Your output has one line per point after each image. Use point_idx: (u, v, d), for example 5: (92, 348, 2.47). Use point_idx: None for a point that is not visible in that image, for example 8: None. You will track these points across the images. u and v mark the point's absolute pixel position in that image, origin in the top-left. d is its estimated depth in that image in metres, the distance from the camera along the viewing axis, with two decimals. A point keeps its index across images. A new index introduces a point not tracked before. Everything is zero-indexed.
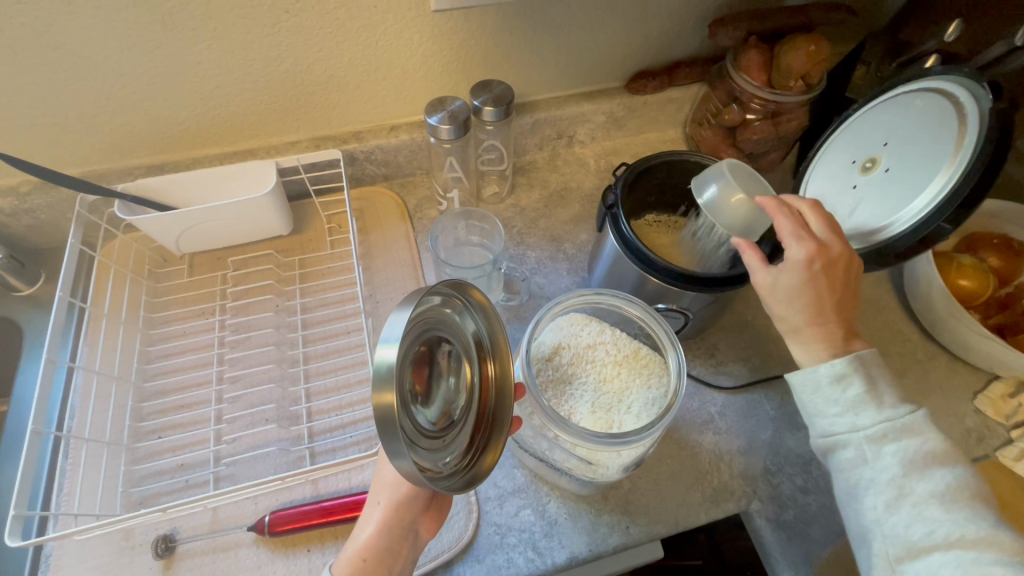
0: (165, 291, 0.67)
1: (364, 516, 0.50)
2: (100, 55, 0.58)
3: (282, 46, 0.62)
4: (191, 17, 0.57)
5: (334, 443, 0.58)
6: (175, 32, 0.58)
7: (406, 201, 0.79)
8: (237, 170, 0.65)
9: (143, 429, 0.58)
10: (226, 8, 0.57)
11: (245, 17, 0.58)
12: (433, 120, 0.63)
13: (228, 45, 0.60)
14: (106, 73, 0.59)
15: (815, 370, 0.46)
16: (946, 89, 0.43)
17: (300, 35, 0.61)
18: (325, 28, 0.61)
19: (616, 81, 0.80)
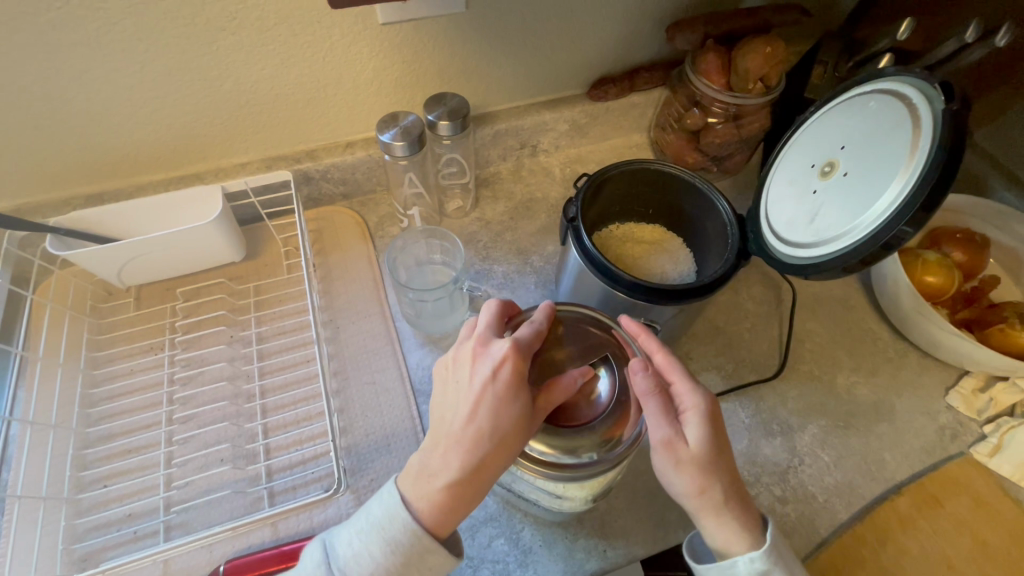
0: (110, 327, 0.63)
1: (453, 457, 0.40)
2: (23, 83, 0.54)
3: (221, 66, 0.59)
4: (119, 39, 0.54)
5: (294, 481, 0.55)
6: (104, 56, 0.54)
7: (367, 220, 0.76)
8: (180, 197, 0.62)
9: (85, 479, 0.54)
10: (156, 29, 0.54)
11: (177, 38, 0.55)
12: (386, 137, 0.60)
13: (160, 67, 0.57)
14: (29, 101, 0.56)
15: (734, 566, 0.41)
16: (899, 91, 0.43)
17: (241, 53, 0.58)
18: (266, 47, 0.58)
19: (577, 88, 0.78)
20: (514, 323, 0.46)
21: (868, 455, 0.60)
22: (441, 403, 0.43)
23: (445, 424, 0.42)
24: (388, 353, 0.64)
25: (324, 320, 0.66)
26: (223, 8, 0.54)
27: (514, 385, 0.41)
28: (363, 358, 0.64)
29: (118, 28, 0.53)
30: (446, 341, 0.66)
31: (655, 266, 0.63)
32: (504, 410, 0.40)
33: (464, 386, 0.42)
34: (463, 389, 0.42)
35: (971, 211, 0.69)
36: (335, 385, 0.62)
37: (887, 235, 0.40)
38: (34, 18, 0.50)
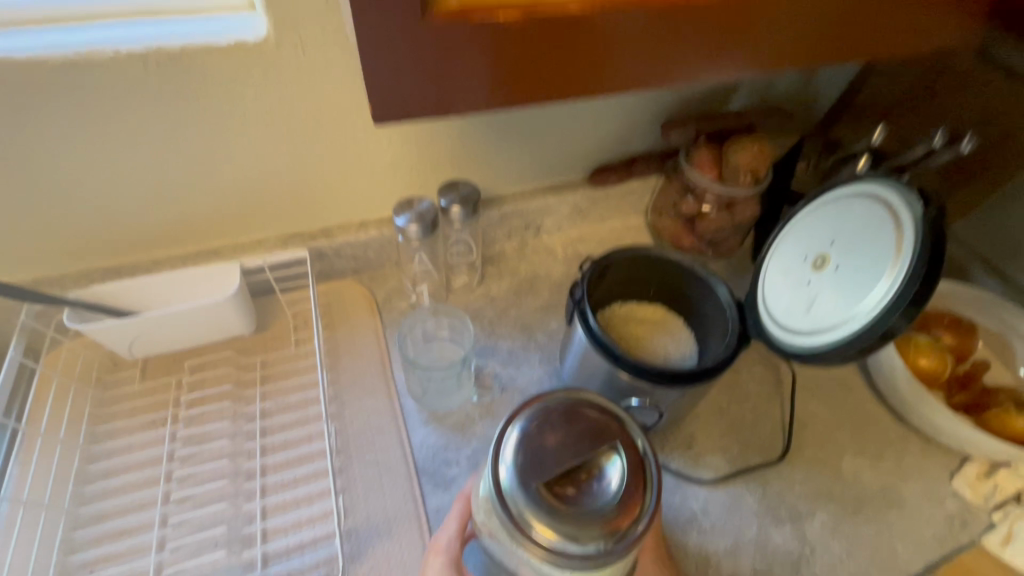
0: (113, 400, 0.63)
1: None
2: (64, 168, 0.58)
3: (251, 153, 0.63)
4: (159, 131, 0.58)
5: (290, 568, 0.53)
6: (144, 145, 0.58)
7: (375, 294, 0.78)
8: (198, 272, 0.64)
9: (72, 563, 0.52)
10: (196, 122, 0.58)
11: (215, 130, 0.59)
12: (401, 221, 0.64)
13: (195, 153, 0.61)
14: (67, 181, 0.59)
15: None
16: (880, 195, 0.47)
17: (270, 143, 0.63)
18: (294, 137, 0.63)
19: (579, 175, 0.84)
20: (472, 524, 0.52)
21: (880, 545, 0.59)
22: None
23: None
24: (392, 430, 0.64)
25: (330, 395, 0.66)
26: (260, 105, 0.59)
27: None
28: (367, 435, 0.63)
29: (161, 121, 0.57)
30: (451, 419, 0.66)
31: (657, 346, 0.64)
32: None
33: None
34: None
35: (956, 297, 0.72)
36: (338, 464, 0.61)
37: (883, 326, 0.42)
38: (85, 112, 0.54)
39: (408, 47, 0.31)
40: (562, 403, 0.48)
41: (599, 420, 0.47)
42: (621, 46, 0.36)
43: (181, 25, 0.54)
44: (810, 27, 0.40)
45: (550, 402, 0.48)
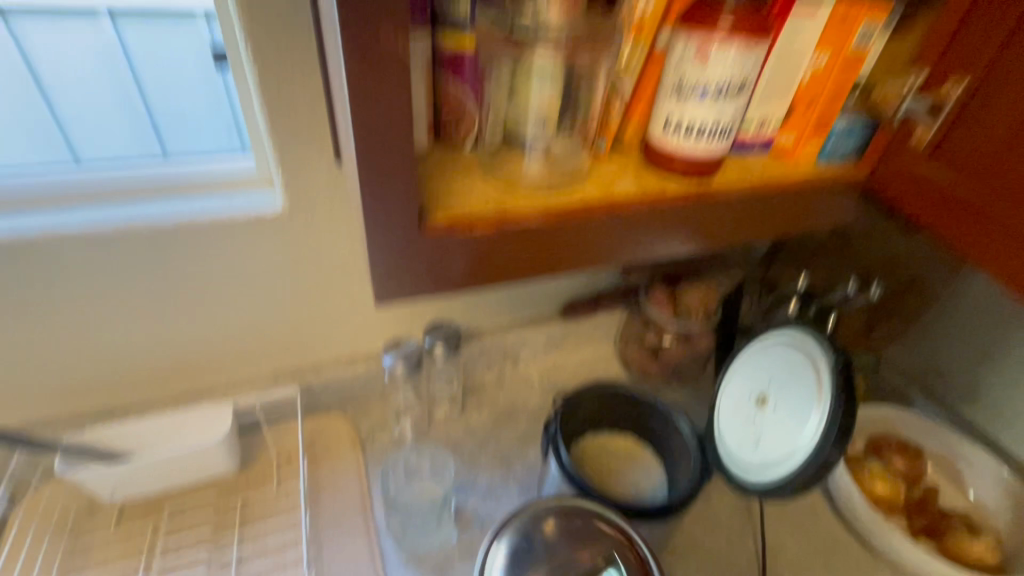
0: (85, 548, 0.62)
1: None
2: (80, 320, 0.63)
3: (255, 303, 0.69)
4: (174, 286, 0.64)
5: None
6: (158, 299, 0.65)
7: (359, 427, 0.81)
8: (191, 414, 0.67)
9: None
10: (208, 279, 0.65)
11: (225, 285, 0.66)
12: (389, 360, 0.70)
13: (203, 305, 0.67)
14: (80, 331, 0.64)
15: None
16: (800, 343, 0.55)
17: (273, 294, 0.70)
18: (296, 289, 0.70)
19: (551, 311, 0.92)
20: None
21: None
22: None
23: None
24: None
25: (309, 536, 0.66)
26: (268, 266, 0.67)
27: None
28: None
29: (176, 279, 0.64)
30: (430, 560, 0.66)
31: (629, 479, 0.68)
32: None
33: None
34: None
35: (900, 421, 0.79)
36: None
37: (818, 462, 0.48)
38: (110, 274, 0.61)
39: (406, 249, 0.39)
40: (545, 524, 0.53)
41: (585, 537, 0.52)
42: (576, 235, 0.45)
43: (207, 200, 0.62)
44: (721, 219, 0.51)
45: (539, 509, 0.55)
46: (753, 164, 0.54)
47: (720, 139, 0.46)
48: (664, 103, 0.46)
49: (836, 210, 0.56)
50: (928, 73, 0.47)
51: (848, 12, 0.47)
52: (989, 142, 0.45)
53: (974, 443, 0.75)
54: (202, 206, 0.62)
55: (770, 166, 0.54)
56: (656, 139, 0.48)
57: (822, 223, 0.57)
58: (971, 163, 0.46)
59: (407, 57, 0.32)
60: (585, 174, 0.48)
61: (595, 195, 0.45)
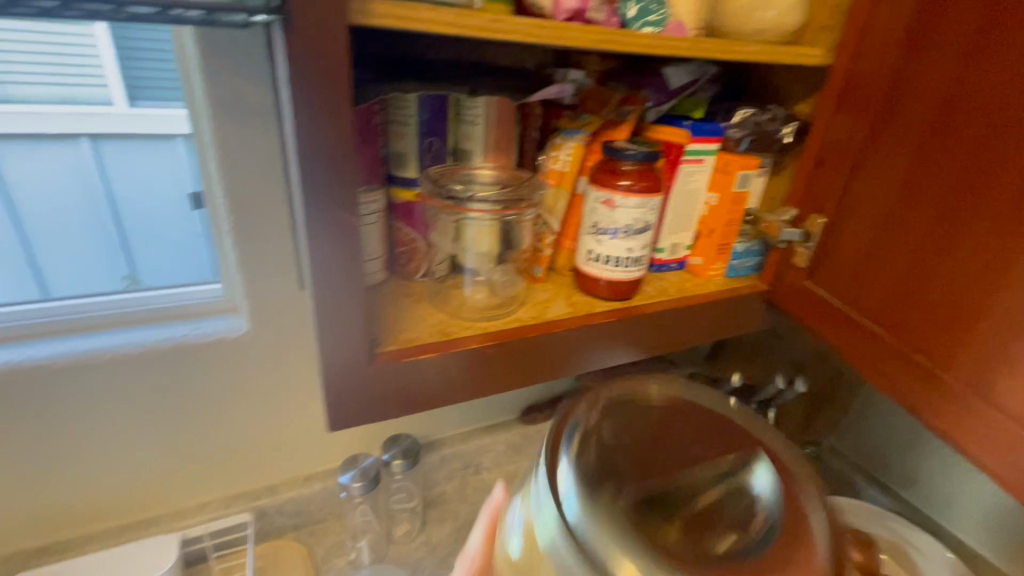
0: None
1: None
2: (27, 455, 0.62)
3: (210, 427, 0.70)
4: (130, 414, 0.65)
5: None
6: (112, 428, 0.65)
7: (314, 551, 0.78)
8: (133, 550, 0.64)
9: None
10: (164, 406, 0.66)
11: (181, 411, 0.67)
12: (345, 478, 0.70)
13: (157, 431, 0.67)
14: (25, 466, 0.63)
15: None
16: None
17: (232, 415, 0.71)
18: (254, 410, 0.71)
19: (512, 414, 0.95)
20: None
21: None
22: None
23: None
24: None
25: None
26: (227, 389, 0.68)
27: None
28: None
29: (131, 408, 0.64)
30: None
31: None
32: None
33: None
34: None
35: (853, 511, 0.79)
36: None
37: None
38: (66, 407, 0.61)
39: (358, 380, 0.43)
40: (597, 420, 0.43)
41: (637, 412, 0.45)
42: (514, 358, 0.50)
43: (168, 325, 0.65)
44: (648, 334, 0.57)
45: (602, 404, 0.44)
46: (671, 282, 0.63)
47: (635, 267, 0.54)
48: (585, 238, 0.54)
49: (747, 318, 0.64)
50: (796, 210, 0.57)
51: (727, 163, 0.59)
52: (855, 244, 0.51)
53: (922, 531, 0.77)
54: (164, 331, 0.64)
55: (684, 284, 0.63)
56: (583, 267, 0.55)
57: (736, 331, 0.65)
58: (848, 264, 0.52)
59: (361, 230, 0.38)
60: (523, 301, 0.54)
61: (531, 319, 0.52)
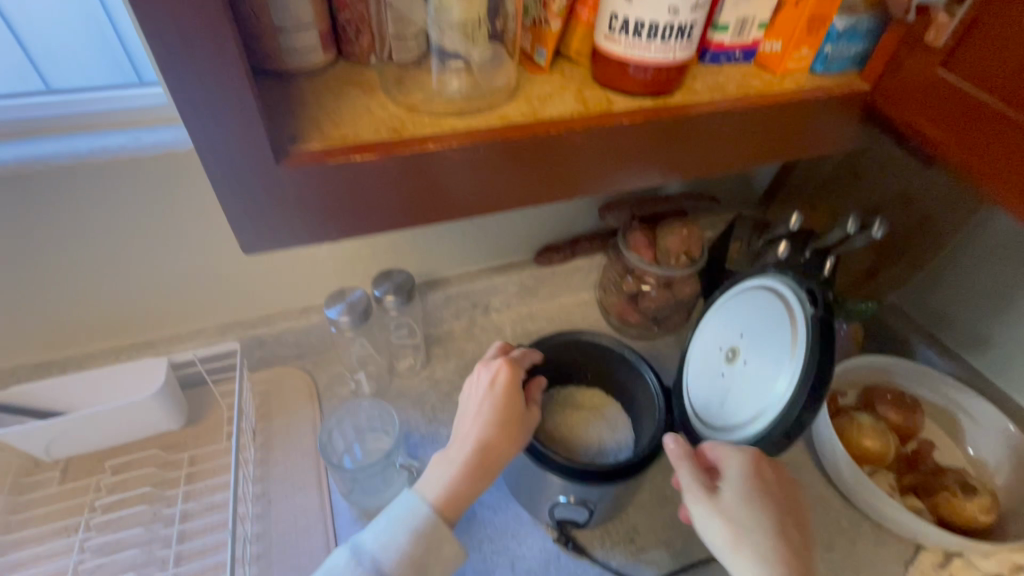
0: (30, 514, 0.60)
1: None
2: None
3: (133, 266, 0.60)
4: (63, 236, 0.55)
5: None
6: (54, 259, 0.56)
7: (317, 379, 0.75)
8: (120, 372, 0.62)
9: None
10: (69, 239, 0.55)
11: (86, 253, 0.57)
12: (332, 312, 0.63)
13: (94, 266, 0.58)
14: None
15: None
16: (779, 290, 0.50)
17: (190, 242, 0.60)
18: (193, 250, 0.61)
19: (525, 254, 0.82)
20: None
21: None
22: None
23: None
24: (316, 532, 0.61)
25: (256, 494, 0.63)
26: (117, 230, 0.57)
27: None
28: (292, 538, 0.60)
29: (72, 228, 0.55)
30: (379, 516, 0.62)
31: (592, 432, 0.65)
32: None
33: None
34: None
35: (901, 373, 0.71)
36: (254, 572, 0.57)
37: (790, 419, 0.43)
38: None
39: (285, 208, 0.33)
40: None
41: None
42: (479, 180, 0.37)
43: (40, 143, 0.50)
44: (686, 147, 0.42)
45: None
46: (728, 76, 0.45)
47: (678, 42, 0.37)
48: None
49: (830, 129, 0.47)
50: None
51: None
52: None
53: (981, 397, 0.67)
54: (63, 146, 0.50)
55: (750, 77, 0.45)
56: (603, 45, 0.39)
57: (819, 150, 0.48)
58: None
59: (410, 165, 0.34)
60: (515, 94, 0.39)
61: (520, 120, 0.37)
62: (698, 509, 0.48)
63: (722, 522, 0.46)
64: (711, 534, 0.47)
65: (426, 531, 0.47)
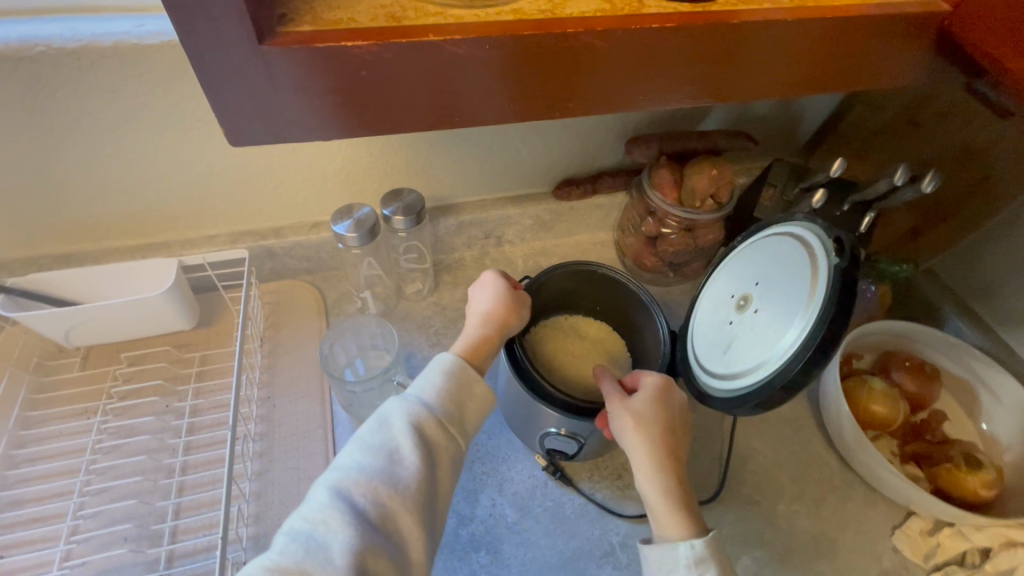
0: (53, 394, 0.63)
1: (404, 508, 0.42)
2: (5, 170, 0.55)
3: (143, 164, 0.59)
4: (72, 127, 0.54)
5: (196, 544, 0.55)
6: (66, 151, 0.55)
7: (325, 295, 0.76)
8: (133, 269, 0.63)
9: None
10: (79, 131, 0.54)
11: (95, 147, 0.56)
12: (339, 228, 0.62)
13: (105, 161, 0.58)
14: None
15: (675, 547, 0.45)
16: (803, 237, 0.46)
17: (196, 144, 0.59)
18: (200, 151, 0.59)
19: (543, 186, 0.78)
20: (404, 454, 0.44)
21: None
22: (427, 460, 0.44)
23: (414, 510, 0.43)
24: (317, 437, 0.63)
25: (261, 397, 0.66)
26: (123, 125, 0.55)
27: (430, 501, 0.44)
28: (293, 441, 0.63)
29: (80, 120, 0.53)
30: None
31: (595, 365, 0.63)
32: (438, 503, 0.45)
33: (435, 474, 0.45)
34: (434, 471, 0.45)
35: (925, 342, 0.67)
36: (256, 468, 0.61)
37: (795, 367, 0.42)
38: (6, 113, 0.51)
39: (278, 96, 0.32)
40: None
41: None
42: (486, 85, 0.34)
43: (42, 23, 0.48)
44: (725, 64, 0.38)
45: None
46: None
47: None
48: None
49: (895, 58, 0.41)
50: None
51: None
52: None
53: (1007, 373, 0.64)
54: (64, 29, 0.48)
55: None
56: None
57: (882, 82, 0.43)
58: None
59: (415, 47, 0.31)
60: None
61: (538, 16, 0.34)
62: (612, 406, 0.50)
63: (630, 417, 0.49)
64: (619, 427, 0.50)
65: (458, 371, 0.48)
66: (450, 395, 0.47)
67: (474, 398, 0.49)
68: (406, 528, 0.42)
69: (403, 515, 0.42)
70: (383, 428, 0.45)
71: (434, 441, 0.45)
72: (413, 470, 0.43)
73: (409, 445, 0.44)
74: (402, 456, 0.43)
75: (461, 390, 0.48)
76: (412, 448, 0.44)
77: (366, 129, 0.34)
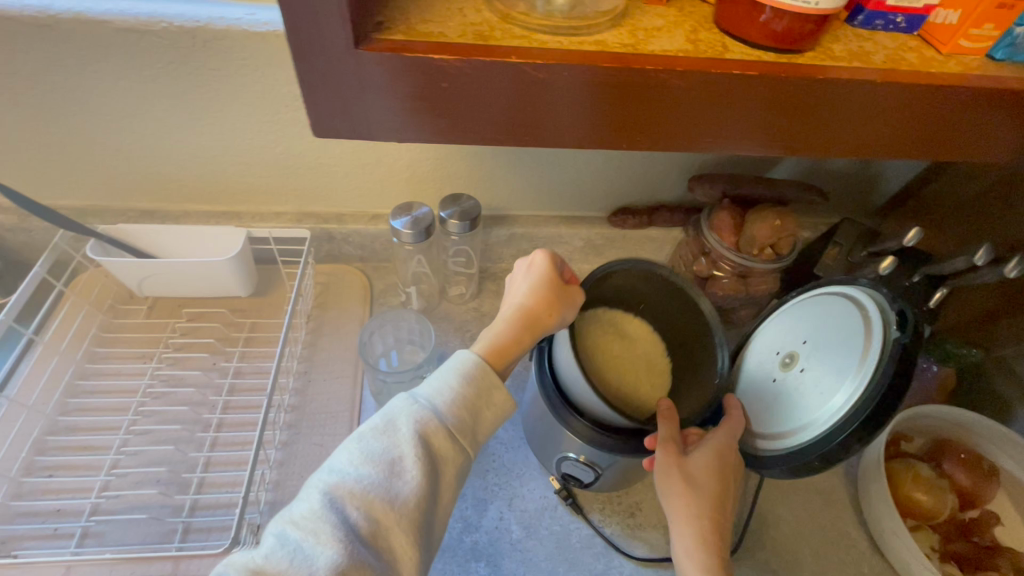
0: (119, 335, 0.69)
1: (400, 521, 0.43)
2: (116, 130, 0.61)
3: (233, 140, 0.64)
4: (178, 98, 0.59)
5: (219, 499, 0.58)
6: (169, 119, 0.61)
7: (373, 284, 0.79)
8: (206, 233, 0.68)
9: (48, 454, 0.59)
10: (185, 102, 0.59)
11: (194, 119, 0.61)
12: (398, 223, 0.64)
13: (201, 132, 0.63)
14: (107, 141, 0.63)
15: None
16: (860, 301, 0.44)
17: (283, 128, 0.63)
18: (285, 134, 0.64)
19: (600, 210, 0.78)
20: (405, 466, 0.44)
21: None
22: (427, 472, 0.45)
23: (406, 525, 0.44)
24: (343, 419, 0.66)
25: (299, 371, 0.69)
26: (221, 103, 0.60)
27: (426, 515, 0.45)
28: (321, 418, 0.65)
29: (186, 92, 0.58)
30: None
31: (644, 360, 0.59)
32: (436, 516, 0.46)
33: (434, 487, 0.46)
34: (432, 484, 0.45)
35: (987, 434, 0.62)
36: (283, 437, 0.63)
37: (838, 438, 0.41)
38: (126, 79, 0.57)
39: (366, 96, 0.34)
40: None
41: None
42: (562, 112, 0.35)
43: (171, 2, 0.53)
44: (806, 118, 0.37)
45: None
46: (879, 44, 0.39)
47: None
48: None
49: (993, 132, 0.39)
50: None
51: None
52: None
53: None
54: (190, 8, 0.53)
55: (906, 50, 0.39)
56: None
57: (974, 155, 0.41)
58: None
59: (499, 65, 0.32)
60: (620, 23, 0.37)
61: (620, 49, 0.34)
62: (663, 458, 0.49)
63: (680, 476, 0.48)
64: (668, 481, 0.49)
65: (475, 377, 0.49)
66: (460, 407, 0.48)
67: (483, 412, 0.49)
68: (398, 542, 0.43)
69: (395, 530, 0.43)
70: (387, 434, 0.46)
71: (438, 452, 0.46)
72: (413, 482, 0.44)
73: (410, 456, 0.45)
74: (402, 468, 0.44)
75: (473, 401, 0.48)
76: (413, 459, 0.44)
77: (442, 139, 0.36)
